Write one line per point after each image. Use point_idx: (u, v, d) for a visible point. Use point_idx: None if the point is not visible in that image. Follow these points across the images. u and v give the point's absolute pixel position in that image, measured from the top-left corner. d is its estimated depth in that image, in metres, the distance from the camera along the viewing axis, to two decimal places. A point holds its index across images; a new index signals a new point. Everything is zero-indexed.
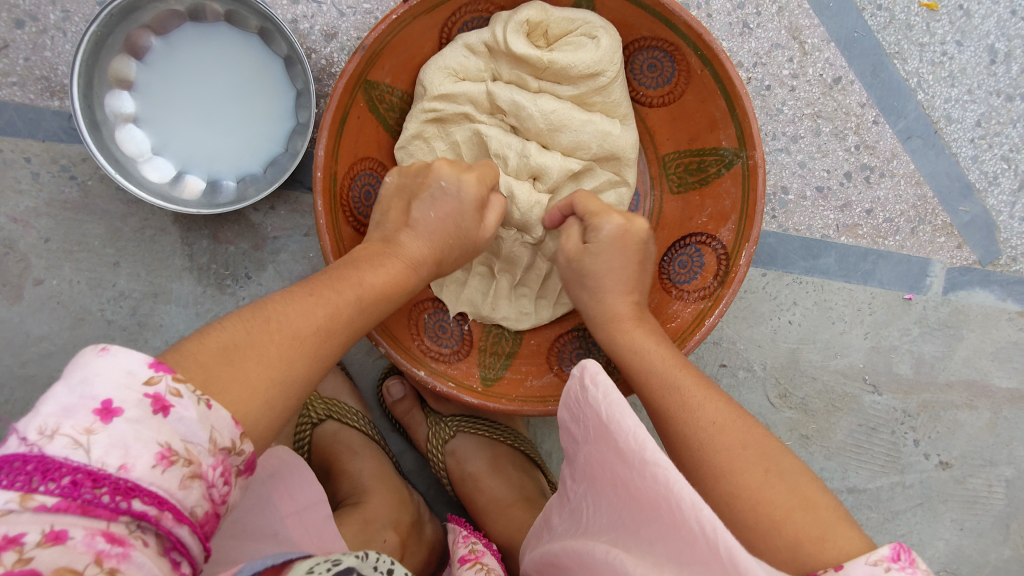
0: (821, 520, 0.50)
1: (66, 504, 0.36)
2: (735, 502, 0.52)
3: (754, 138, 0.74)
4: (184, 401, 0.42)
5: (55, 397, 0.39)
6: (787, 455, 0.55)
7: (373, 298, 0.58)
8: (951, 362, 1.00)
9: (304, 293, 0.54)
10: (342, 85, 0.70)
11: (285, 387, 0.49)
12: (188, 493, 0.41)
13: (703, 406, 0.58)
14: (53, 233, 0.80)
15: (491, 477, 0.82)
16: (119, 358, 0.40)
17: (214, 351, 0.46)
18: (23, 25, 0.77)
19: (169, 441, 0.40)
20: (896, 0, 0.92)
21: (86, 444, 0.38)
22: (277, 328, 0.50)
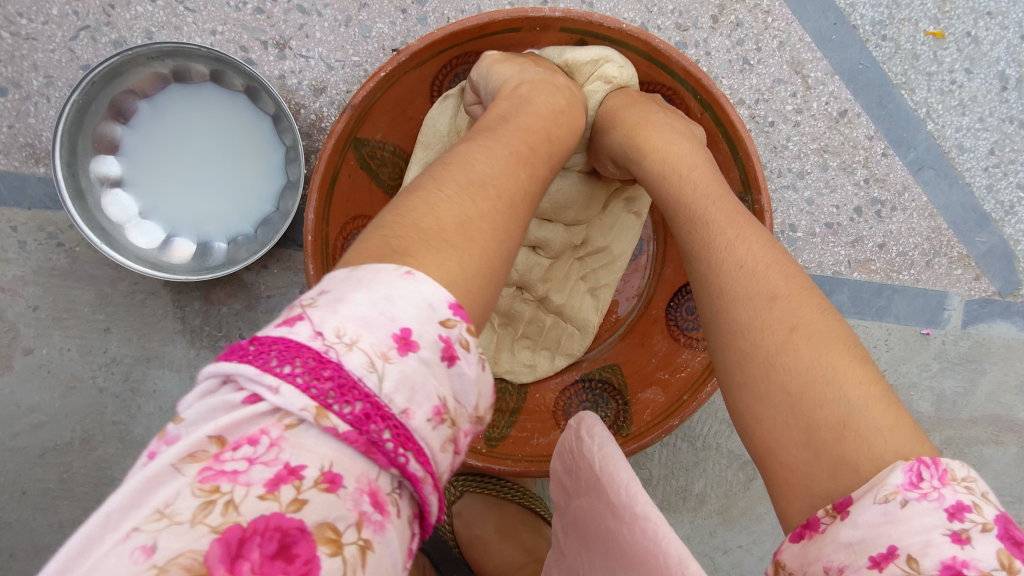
0: (847, 400, 0.38)
1: (352, 437, 0.27)
2: (747, 362, 0.42)
3: (759, 181, 0.71)
4: (468, 356, 0.33)
5: (355, 299, 0.30)
6: (827, 317, 0.43)
7: (554, 145, 0.52)
8: (974, 397, 0.97)
9: (494, 143, 0.46)
10: (330, 145, 0.67)
11: (507, 246, 0.40)
12: (446, 459, 0.31)
13: (733, 244, 0.47)
14: (41, 301, 0.79)
15: (500, 539, 0.79)
16: (426, 287, 0.32)
17: (441, 221, 0.37)
18: (6, 92, 0.75)
19: (444, 396, 0.31)
20: (901, 30, 0.89)
21: (380, 369, 0.29)
22: (486, 188, 0.41)
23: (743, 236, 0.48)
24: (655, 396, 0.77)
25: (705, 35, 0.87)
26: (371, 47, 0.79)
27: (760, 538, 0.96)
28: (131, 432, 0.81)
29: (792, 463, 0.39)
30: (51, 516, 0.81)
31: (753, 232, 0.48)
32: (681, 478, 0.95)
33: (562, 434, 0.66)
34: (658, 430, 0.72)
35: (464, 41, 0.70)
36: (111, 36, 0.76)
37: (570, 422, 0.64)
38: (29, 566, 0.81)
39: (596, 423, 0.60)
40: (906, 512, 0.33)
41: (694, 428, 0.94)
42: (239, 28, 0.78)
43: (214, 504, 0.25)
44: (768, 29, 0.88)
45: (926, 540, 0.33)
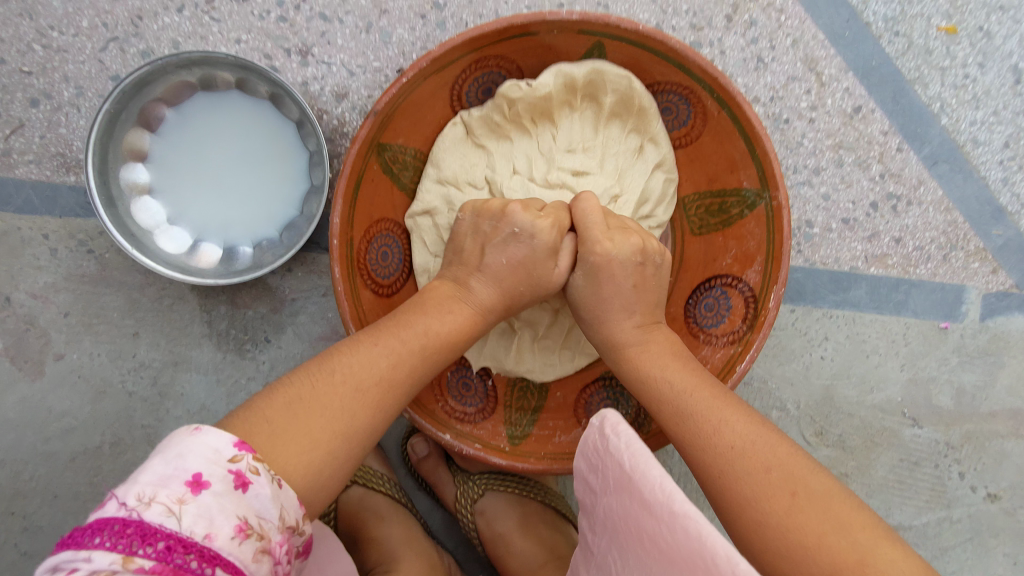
0: (857, 540, 0.45)
1: (161, 567, 0.38)
2: (762, 530, 0.48)
3: (776, 178, 0.72)
4: (260, 479, 0.44)
5: (152, 468, 0.42)
6: (810, 473, 0.50)
7: (438, 350, 0.59)
8: (993, 390, 0.97)
9: (371, 340, 0.57)
10: (354, 151, 0.69)
11: (350, 438, 0.51)
12: (258, 567, 0.42)
13: (721, 426, 0.54)
14: (72, 307, 0.80)
15: (522, 536, 0.79)
16: (209, 438, 0.43)
17: (305, 416, 0.50)
18: (38, 104, 0.77)
19: (245, 515, 0.42)
20: (913, 26, 0.90)
21: (178, 512, 0.40)
22: (340, 380, 0.53)
23: (722, 412, 0.55)
24: None
25: (719, 35, 0.88)
26: (391, 52, 0.81)
27: None
28: (159, 435, 0.82)
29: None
30: (82, 519, 0.82)
31: (728, 406, 0.56)
32: None
33: (583, 432, 0.64)
34: (672, 434, 0.73)
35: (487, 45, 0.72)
36: (138, 47, 0.78)
37: (591, 422, 0.63)
38: None
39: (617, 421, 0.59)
40: None
41: None
42: (263, 36, 0.79)
43: None
44: (782, 27, 0.89)
45: None
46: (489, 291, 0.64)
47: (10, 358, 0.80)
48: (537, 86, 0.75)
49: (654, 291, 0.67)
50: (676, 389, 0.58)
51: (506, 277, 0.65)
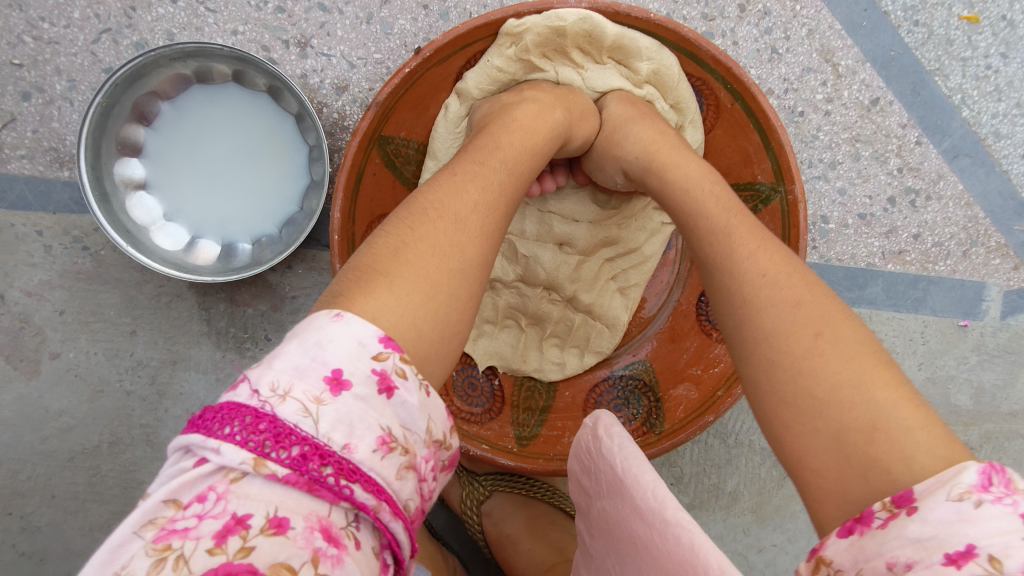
0: (873, 399, 0.38)
1: (294, 479, 0.30)
2: (774, 369, 0.42)
3: (793, 172, 0.70)
4: (407, 385, 0.35)
5: (288, 355, 0.33)
6: (849, 322, 0.43)
7: (520, 164, 0.53)
8: (1014, 390, 0.94)
9: (460, 175, 0.48)
10: (355, 144, 0.66)
11: (461, 278, 0.43)
12: (404, 486, 0.33)
13: (755, 254, 0.47)
14: (68, 305, 0.78)
15: (530, 538, 0.77)
16: (353, 327, 0.34)
17: (408, 258, 0.41)
18: (29, 97, 0.75)
19: (389, 426, 0.34)
20: (934, 15, 0.87)
21: (315, 413, 0.31)
22: (436, 215, 0.44)
23: (754, 244, 0.48)
24: (688, 392, 0.75)
25: (732, 24, 0.85)
26: (393, 44, 0.78)
27: (794, 536, 0.94)
28: (158, 434, 0.81)
29: (825, 479, 0.38)
30: (81, 519, 0.81)
31: (760, 241, 0.49)
32: (713, 475, 0.93)
33: (575, 436, 0.65)
34: (692, 428, 0.71)
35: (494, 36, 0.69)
36: (132, 39, 0.75)
37: (585, 423, 0.63)
38: (60, 569, 0.81)
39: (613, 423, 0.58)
40: (981, 513, 0.32)
41: (726, 425, 0.92)
42: (260, 27, 0.77)
43: (165, 561, 0.28)
44: (797, 16, 0.86)
45: (1007, 543, 0.31)
46: (558, 116, 0.61)
47: (5, 356, 0.79)
48: (557, 16, 0.67)
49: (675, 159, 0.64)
50: (707, 222, 0.51)
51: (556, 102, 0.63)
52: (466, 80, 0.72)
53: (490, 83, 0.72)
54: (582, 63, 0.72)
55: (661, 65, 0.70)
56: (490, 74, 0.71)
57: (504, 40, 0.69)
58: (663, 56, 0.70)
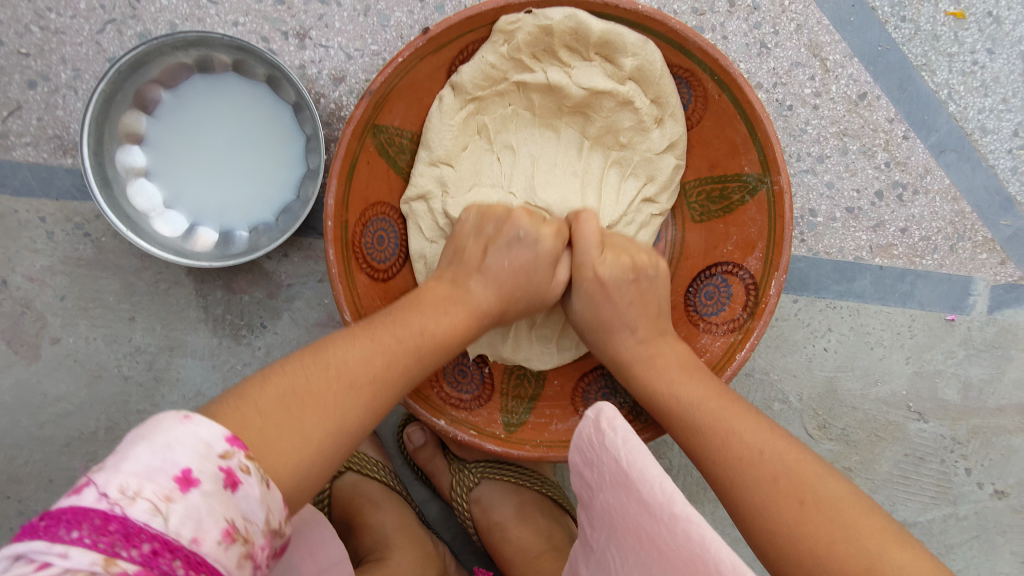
0: (865, 546, 0.46)
1: (145, 573, 0.34)
2: (773, 537, 0.49)
3: (778, 163, 0.71)
4: (251, 479, 0.41)
5: (136, 457, 0.37)
6: (827, 476, 0.52)
7: (434, 348, 0.58)
8: (1001, 384, 0.95)
9: (355, 338, 0.54)
10: (350, 131, 0.68)
11: (339, 432, 0.49)
12: (241, 574, 0.38)
13: (734, 432, 0.56)
14: (69, 290, 0.80)
15: (519, 525, 0.78)
16: (201, 428, 0.39)
17: (268, 400, 0.46)
18: (35, 85, 0.77)
19: (233, 518, 0.38)
20: (920, 11, 0.88)
21: (164, 512, 0.36)
22: (334, 376, 0.50)
23: (732, 421, 0.57)
24: None
25: (722, 19, 0.87)
26: (389, 36, 0.80)
27: None
28: (155, 420, 0.82)
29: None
30: None
31: (738, 415, 0.57)
32: None
33: (577, 426, 0.62)
34: None
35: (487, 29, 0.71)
36: (136, 29, 0.77)
37: (585, 414, 0.61)
38: None
39: (614, 415, 0.56)
40: None
41: None
42: (260, 19, 0.79)
43: None
44: (786, 12, 0.87)
45: None
46: (489, 301, 0.64)
47: (6, 340, 0.80)
48: (545, 16, 0.69)
49: (655, 298, 0.68)
50: (683, 409, 0.60)
51: (506, 280, 0.65)
52: (461, 74, 0.74)
53: (483, 79, 0.74)
54: (570, 61, 0.74)
55: (645, 61, 0.71)
56: (483, 71, 0.73)
57: (497, 38, 0.71)
58: (648, 51, 0.71)
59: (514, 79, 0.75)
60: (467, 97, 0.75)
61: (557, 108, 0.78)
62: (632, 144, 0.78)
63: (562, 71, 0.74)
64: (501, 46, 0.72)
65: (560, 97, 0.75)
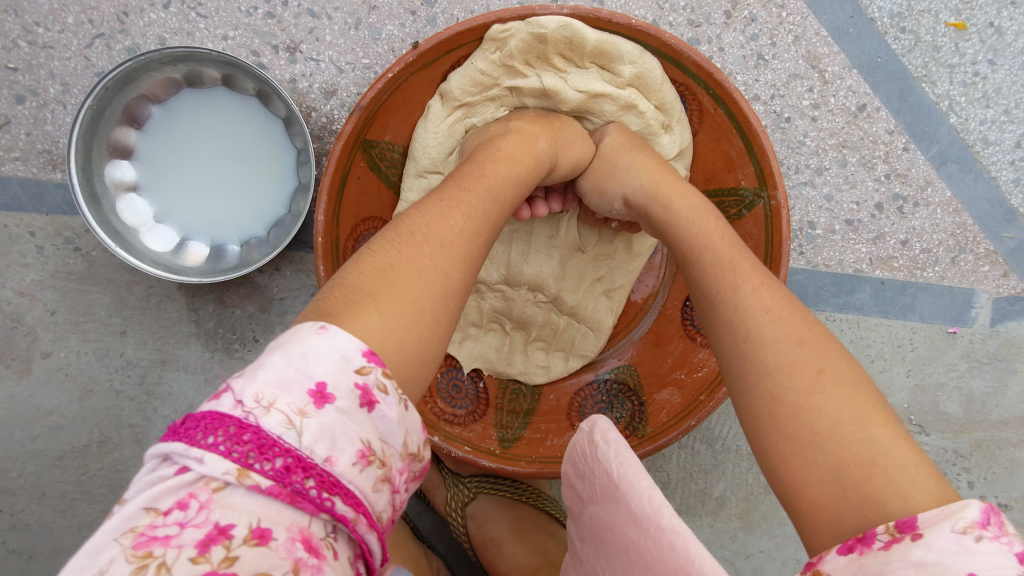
0: (874, 438, 0.40)
1: (276, 490, 0.30)
2: (775, 405, 0.44)
3: (775, 177, 0.70)
4: (389, 399, 0.35)
5: (272, 365, 0.33)
6: (847, 362, 0.45)
7: (501, 189, 0.55)
8: (1004, 397, 0.94)
9: (444, 199, 0.49)
10: (339, 147, 0.67)
11: (447, 302, 0.44)
12: (380, 499, 0.34)
13: (756, 292, 0.49)
14: (59, 305, 0.79)
15: (513, 541, 0.77)
16: (339, 340, 0.34)
17: (378, 272, 0.42)
18: (24, 100, 0.76)
19: (370, 439, 0.34)
20: (920, 22, 0.87)
21: (298, 425, 0.31)
22: (422, 240, 0.45)
23: (754, 289, 0.50)
24: (671, 397, 0.76)
25: (718, 31, 0.86)
26: (381, 49, 0.79)
27: (782, 542, 0.94)
28: (147, 434, 0.82)
29: (823, 507, 0.40)
30: (69, 518, 0.82)
31: (764, 281, 0.50)
32: (700, 481, 0.93)
33: (572, 438, 0.64)
34: (673, 432, 0.71)
35: (481, 39, 0.70)
36: (125, 44, 0.77)
37: (580, 427, 0.62)
38: (49, 567, 0.82)
39: (609, 428, 0.58)
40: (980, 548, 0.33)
41: (713, 430, 0.92)
42: (250, 32, 0.78)
43: (146, 567, 0.28)
44: (784, 23, 0.86)
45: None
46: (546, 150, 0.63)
47: None
48: (539, 24, 0.68)
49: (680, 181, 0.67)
50: (703, 240, 0.55)
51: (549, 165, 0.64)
52: (450, 81, 0.72)
53: (473, 85, 0.72)
54: (565, 68, 0.72)
55: (644, 68, 0.71)
56: (473, 77, 0.72)
57: (488, 45, 0.70)
58: (646, 60, 0.71)
59: (506, 85, 0.73)
60: (455, 103, 0.73)
61: (552, 113, 0.76)
62: None
63: (557, 75, 0.73)
64: (494, 52, 0.70)
65: (555, 103, 0.74)
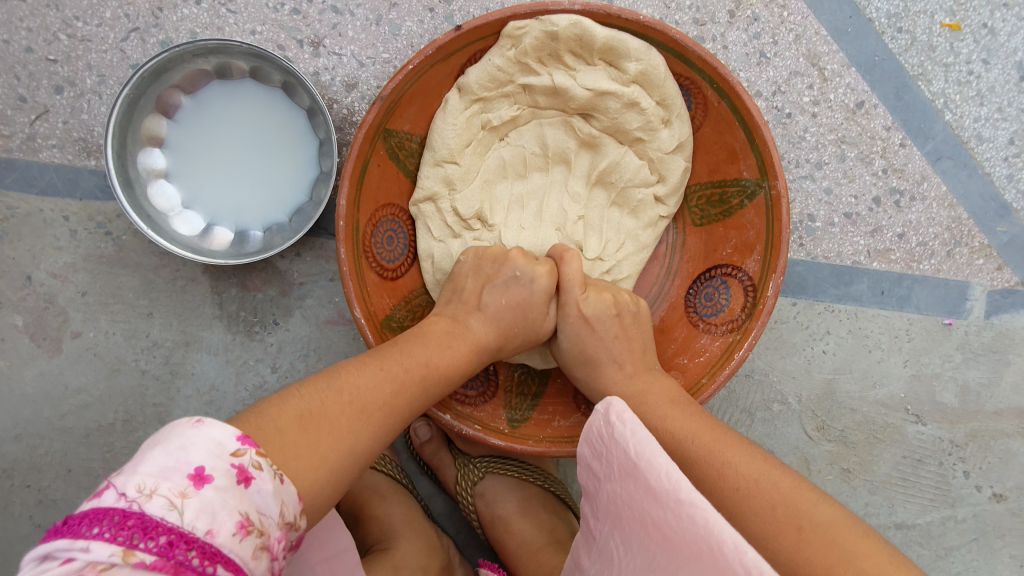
0: (862, 566, 0.46)
1: (161, 564, 0.35)
2: (772, 557, 0.49)
3: (775, 167, 0.74)
4: (263, 475, 0.42)
5: (152, 459, 0.38)
6: (824, 501, 0.52)
7: (435, 380, 0.61)
8: (999, 388, 0.96)
9: (368, 363, 0.56)
10: (362, 135, 0.71)
11: (352, 457, 0.50)
12: (258, 564, 0.39)
13: (731, 460, 0.56)
14: (90, 287, 0.83)
15: (522, 519, 0.80)
16: (213, 431, 0.40)
17: (292, 419, 0.48)
18: (63, 90, 0.80)
19: (248, 511, 0.40)
20: (916, 22, 0.91)
21: (180, 506, 0.37)
22: (348, 400, 0.52)
23: (725, 452, 0.57)
24: None
25: (722, 30, 0.90)
26: (400, 44, 0.83)
27: None
28: (170, 413, 0.85)
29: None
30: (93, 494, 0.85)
31: (732, 446, 0.58)
32: None
33: (587, 422, 0.66)
34: None
35: (496, 34, 0.74)
36: (159, 37, 0.81)
37: (596, 409, 0.64)
38: None
39: (624, 409, 0.61)
40: None
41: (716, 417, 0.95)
42: (277, 27, 0.82)
43: None
44: (785, 23, 0.90)
45: None
46: (481, 329, 0.68)
47: (29, 334, 0.83)
48: (551, 22, 0.72)
49: (638, 337, 0.73)
50: (682, 442, 0.60)
51: (503, 319, 0.70)
52: (467, 76, 0.76)
53: (489, 81, 0.76)
54: (575, 66, 0.76)
55: (649, 65, 0.74)
56: (490, 73, 0.75)
57: (504, 42, 0.74)
58: (651, 56, 0.74)
59: (520, 82, 0.77)
60: (472, 98, 0.77)
61: (561, 110, 0.80)
62: (643, 143, 0.80)
63: (567, 73, 0.77)
64: (506, 50, 0.75)
65: (565, 100, 0.78)
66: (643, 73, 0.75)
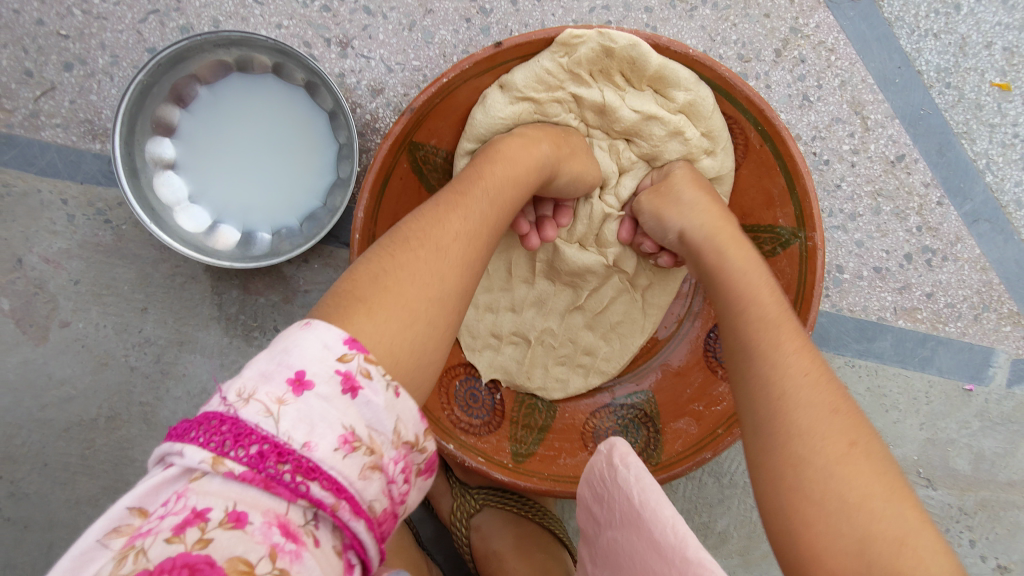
0: (904, 520, 0.42)
1: (250, 476, 0.33)
2: (802, 466, 0.45)
3: (815, 219, 0.70)
4: (373, 385, 0.37)
5: (257, 361, 0.36)
6: (875, 436, 0.47)
7: (500, 191, 0.57)
8: (1014, 460, 0.94)
9: (442, 206, 0.52)
10: (387, 146, 0.67)
11: (443, 304, 0.46)
12: (368, 485, 0.36)
13: (792, 356, 0.51)
14: (84, 276, 0.79)
15: (516, 557, 0.76)
16: (318, 334, 0.37)
17: (366, 284, 0.44)
18: (72, 68, 0.76)
19: (351, 425, 0.36)
20: (966, 79, 0.87)
21: (276, 414, 0.34)
22: (418, 245, 0.48)
23: (781, 348, 0.52)
24: (688, 427, 0.76)
25: (767, 68, 0.85)
26: (432, 53, 0.79)
27: None
28: (157, 414, 0.81)
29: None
30: (69, 491, 0.81)
31: (790, 331, 0.54)
32: (703, 514, 0.92)
33: (590, 460, 0.62)
34: (688, 462, 0.71)
35: (548, 42, 0.69)
36: (179, 22, 0.77)
37: (597, 449, 0.60)
38: (42, 539, 0.81)
39: (627, 450, 0.56)
40: None
41: (722, 465, 0.92)
42: (304, 23, 0.78)
43: (126, 556, 0.30)
44: (831, 67, 0.86)
45: None
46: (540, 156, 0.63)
47: (15, 320, 0.79)
48: (610, 37, 0.68)
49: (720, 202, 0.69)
50: (757, 287, 0.58)
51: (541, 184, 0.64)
52: (515, 74, 0.72)
53: (537, 85, 0.72)
54: (625, 87, 0.73)
55: (697, 97, 0.71)
56: (539, 77, 0.71)
57: (557, 49, 0.70)
58: (701, 88, 0.71)
59: (569, 92, 0.73)
60: (518, 96, 0.73)
61: (606, 132, 0.77)
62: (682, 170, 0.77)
63: (617, 91, 0.73)
64: (558, 56, 0.70)
65: (610, 120, 0.74)
66: (694, 102, 0.71)
